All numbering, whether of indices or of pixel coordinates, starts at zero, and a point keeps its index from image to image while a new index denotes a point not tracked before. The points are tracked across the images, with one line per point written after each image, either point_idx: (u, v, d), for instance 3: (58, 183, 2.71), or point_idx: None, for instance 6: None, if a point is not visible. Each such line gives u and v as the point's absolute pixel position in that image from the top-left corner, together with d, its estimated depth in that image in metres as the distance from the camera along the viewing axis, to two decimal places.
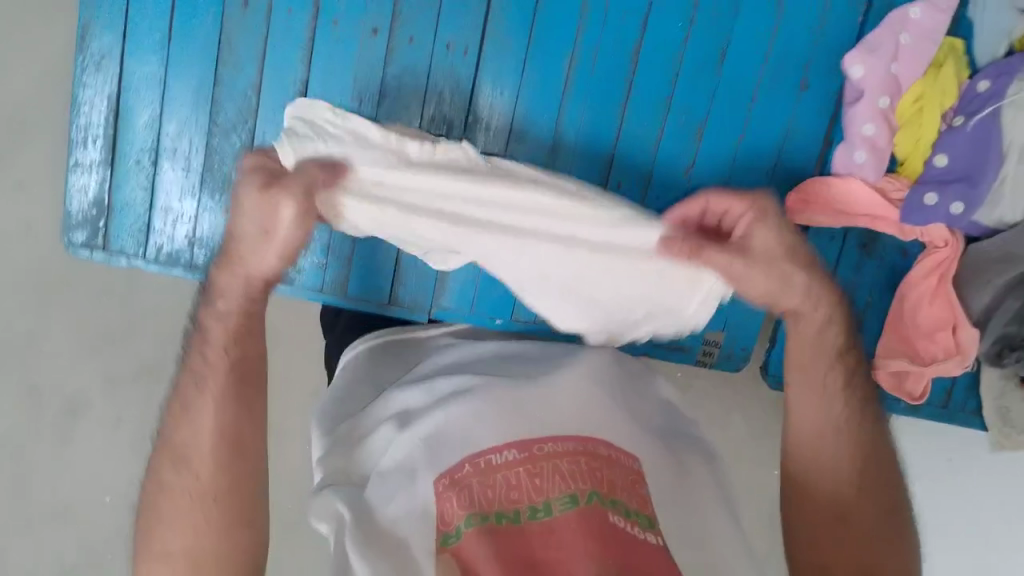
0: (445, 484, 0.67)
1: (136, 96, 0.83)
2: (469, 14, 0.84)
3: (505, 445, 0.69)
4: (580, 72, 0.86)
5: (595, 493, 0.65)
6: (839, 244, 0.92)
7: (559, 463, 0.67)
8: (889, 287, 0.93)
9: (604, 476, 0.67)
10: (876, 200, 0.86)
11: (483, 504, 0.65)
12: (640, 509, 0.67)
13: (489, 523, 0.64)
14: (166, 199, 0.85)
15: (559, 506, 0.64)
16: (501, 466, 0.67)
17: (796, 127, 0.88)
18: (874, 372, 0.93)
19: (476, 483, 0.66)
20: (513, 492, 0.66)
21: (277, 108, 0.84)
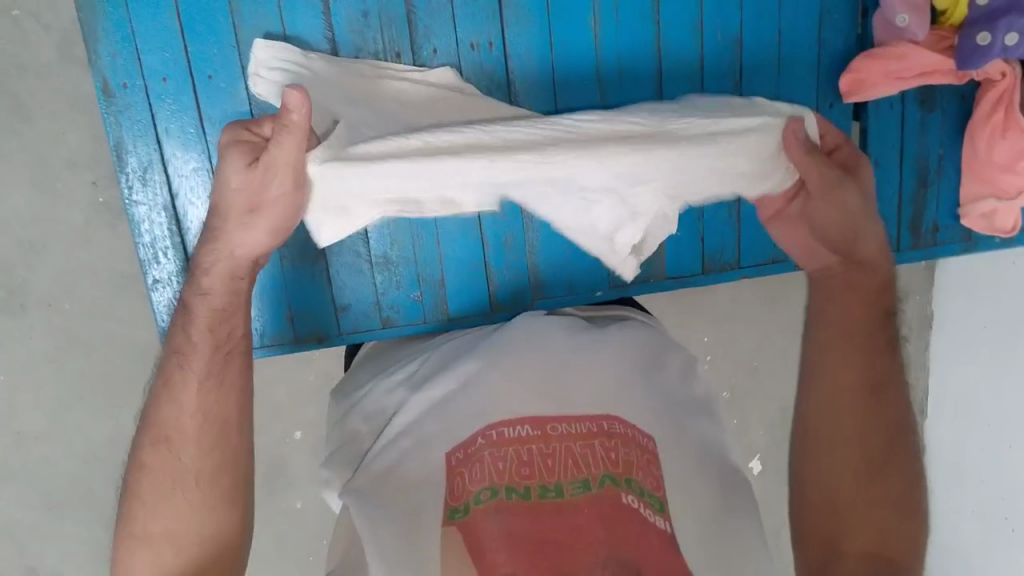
0: (459, 460, 0.74)
1: (192, 195, 0.82)
2: (482, 4, 0.82)
3: (522, 422, 0.76)
4: (606, 24, 0.85)
5: (607, 475, 0.70)
6: (900, 109, 0.92)
7: (572, 448, 0.73)
8: (956, 134, 0.94)
9: (620, 457, 0.72)
10: (932, 57, 0.85)
11: (495, 477, 0.71)
12: (653, 491, 0.71)
13: (499, 496, 0.69)
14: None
15: (572, 489, 0.69)
16: (515, 440, 0.74)
17: (829, 9, 0.88)
18: (965, 221, 0.95)
19: (488, 455, 0.73)
20: (525, 467, 0.71)
21: None
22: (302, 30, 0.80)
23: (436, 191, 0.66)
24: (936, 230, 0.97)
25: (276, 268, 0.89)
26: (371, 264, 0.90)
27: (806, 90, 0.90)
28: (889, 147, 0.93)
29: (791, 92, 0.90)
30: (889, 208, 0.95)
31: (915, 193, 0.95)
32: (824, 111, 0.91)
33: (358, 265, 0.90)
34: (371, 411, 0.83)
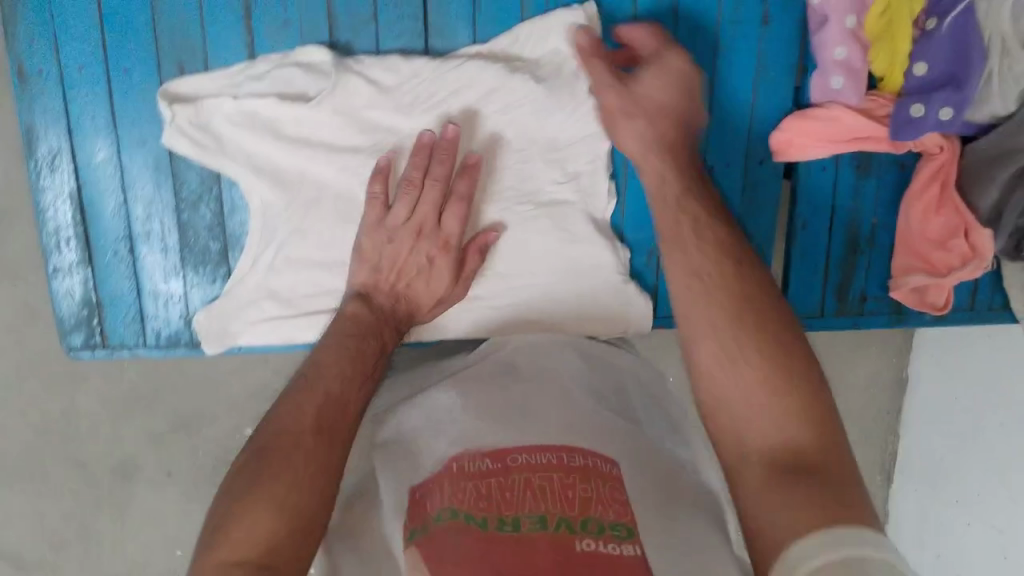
0: (420, 496, 0.71)
1: (98, 188, 0.82)
2: (404, 21, 0.82)
3: (482, 456, 0.73)
4: (535, 8, 0.83)
5: (564, 518, 0.66)
6: (833, 172, 0.89)
7: (531, 479, 0.70)
8: (891, 203, 0.92)
9: (576, 496, 0.68)
10: (865, 121, 0.83)
11: (458, 502, 0.68)
12: (616, 521, 0.67)
13: (458, 519, 0.67)
14: (137, 303, 0.85)
15: (529, 524, 0.66)
16: (476, 473, 0.72)
17: (766, 63, 0.86)
18: (895, 292, 0.92)
19: (450, 483, 0.71)
20: (483, 498, 0.69)
21: (192, 163, 0.82)
22: (222, 34, 0.80)
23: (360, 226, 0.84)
24: (864, 299, 0.94)
25: (153, 297, 0.85)
26: (225, 250, 0.84)
27: (738, 146, 0.88)
28: (820, 208, 0.90)
29: (721, 146, 0.88)
30: (813, 274, 0.92)
31: (845, 260, 0.92)
32: (753, 167, 0.89)
33: (213, 252, 0.84)
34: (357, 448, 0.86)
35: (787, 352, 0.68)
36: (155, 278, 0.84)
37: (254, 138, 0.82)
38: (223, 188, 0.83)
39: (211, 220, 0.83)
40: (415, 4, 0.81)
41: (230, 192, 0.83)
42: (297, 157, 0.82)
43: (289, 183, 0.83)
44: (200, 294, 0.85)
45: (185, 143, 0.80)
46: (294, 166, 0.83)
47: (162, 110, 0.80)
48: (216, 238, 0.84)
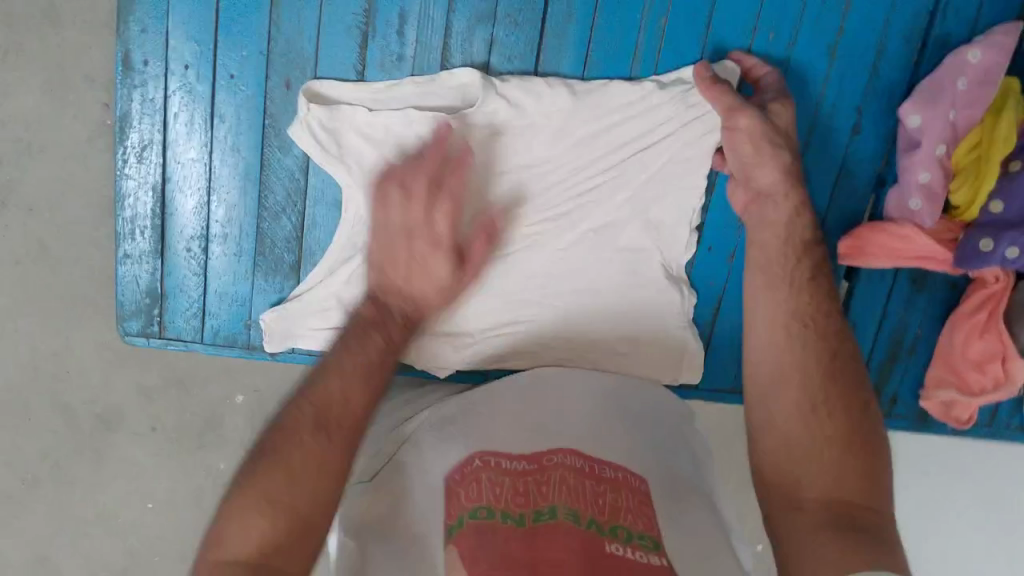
0: (456, 478, 0.73)
1: (182, 184, 0.82)
2: (523, 45, 0.82)
3: (517, 457, 0.75)
4: (644, 71, 0.84)
5: (593, 519, 0.68)
6: (890, 283, 0.93)
7: (567, 477, 0.72)
8: (937, 319, 0.95)
9: (609, 502, 0.71)
10: (933, 245, 0.87)
11: (493, 499, 0.70)
12: (644, 532, 0.69)
13: (494, 517, 0.68)
14: (200, 300, 0.85)
15: (563, 513, 0.68)
16: (512, 472, 0.74)
17: (849, 170, 0.89)
18: (925, 402, 0.96)
19: (487, 477, 0.73)
20: (519, 497, 0.70)
21: (281, 175, 0.82)
22: (336, 51, 0.80)
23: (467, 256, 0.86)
24: (894, 402, 0.98)
25: (218, 297, 0.85)
26: (296, 263, 0.85)
27: None
28: (870, 313, 0.94)
29: None
30: None
31: (884, 364, 0.96)
32: None
33: (284, 262, 0.85)
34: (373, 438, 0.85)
35: (850, 409, 0.71)
36: (223, 278, 0.85)
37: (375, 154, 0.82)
38: (309, 205, 0.84)
39: (289, 232, 0.84)
40: (532, 30, 0.82)
41: (313, 208, 0.84)
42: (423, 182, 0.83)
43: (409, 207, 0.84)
44: (265, 302, 0.86)
45: (312, 144, 0.79)
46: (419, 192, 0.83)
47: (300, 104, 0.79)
48: (291, 251, 0.85)
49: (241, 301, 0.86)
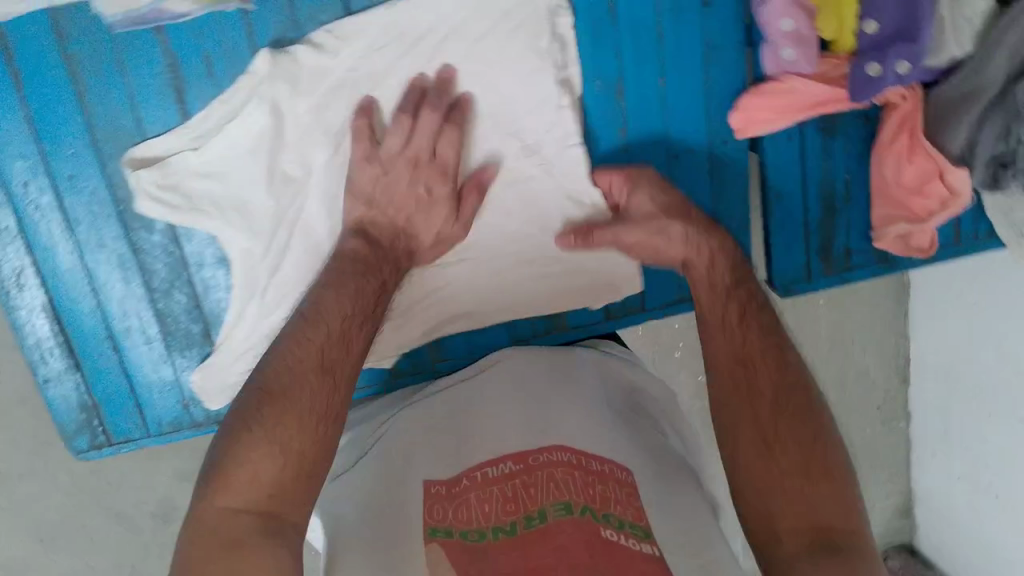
0: (441, 492, 0.72)
1: (69, 295, 0.82)
2: None
3: (504, 459, 0.74)
4: None
5: (588, 508, 0.68)
6: (799, 139, 0.88)
7: (554, 474, 0.71)
8: (862, 157, 0.90)
9: (599, 491, 0.70)
10: (822, 89, 0.82)
11: (482, 519, 0.68)
12: (635, 521, 0.68)
13: (488, 538, 0.67)
14: (133, 397, 0.86)
15: (554, 513, 0.67)
16: (498, 477, 0.73)
17: (714, 44, 0.84)
18: (879, 242, 0.92)
19: (475, 496, 0.71)
20: (510, 504, 0.69)
21: (156, 254, 0.81)
22: (156, 110, 0.78)
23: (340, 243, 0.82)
24: (848, 254, 0.94)
25: (148, 388, 0.85)
26: (205, 333, 0.84)
27: (697, 133, 0.87)
28: (790, 176, 0.89)
29: (682, 136, 0.87)
30: (795, 241, 0.92)
31: (823, 220, 0.92)
32: (717, 149, 0.88)
33: (193, 336, 0.84)
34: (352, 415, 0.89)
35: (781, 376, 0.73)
36: (145, 370, 0.85)
37: (224, 184, 0.80)
38: (195, 272, 0.82)
39: (186, 306, 0.83)
40: None
41: (200, 275, 0.82)
42: (279, 186, 0.80)
43: (274, 217, 0.81)
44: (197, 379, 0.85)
45: (157, 207, 0.78)
46: (281, 193, 0.80)
47: (129, 177, 0.78)
48: (195, 322, 0.84)
49: (170, 383, 0.85)
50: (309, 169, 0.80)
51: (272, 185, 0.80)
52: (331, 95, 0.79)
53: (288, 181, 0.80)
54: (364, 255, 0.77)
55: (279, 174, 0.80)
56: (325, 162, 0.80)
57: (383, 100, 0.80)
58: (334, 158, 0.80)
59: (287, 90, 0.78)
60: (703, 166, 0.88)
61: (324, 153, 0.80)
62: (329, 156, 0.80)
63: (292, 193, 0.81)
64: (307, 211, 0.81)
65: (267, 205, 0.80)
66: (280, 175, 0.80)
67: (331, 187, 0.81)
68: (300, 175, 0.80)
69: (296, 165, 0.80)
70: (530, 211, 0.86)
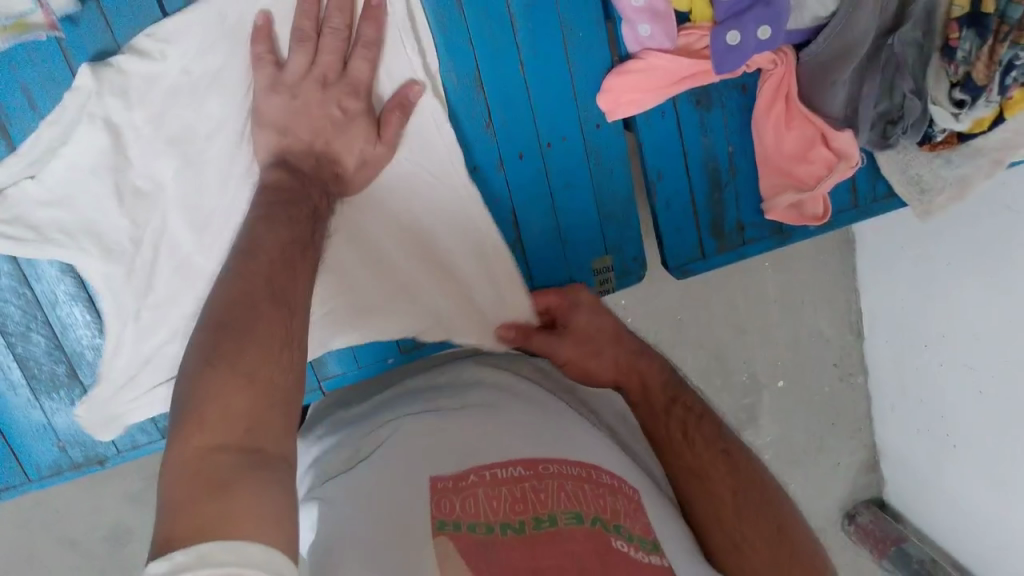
0: (445, 487, 0.61)
1: None
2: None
3: (513, 461, 0.64)
4: None
5: (598, 517, 0.59)
6: (674, 114, 0.85)
7: (564, 484, 0.62)
8: (742, 127, 0.87)
9: (606, 501, 0.61)
10: (684, 63, 0.78)
11: (489, 513, 0.59)
12: (643, 534, 0.61)
13: (494, 534, 0.57)
14: (6, 446, 0.83)
15: (566, 519, 0.58)
16: (508, 478, 0.62)
17: (570, 25, 0.79)
18: (770, 215, 0.88)
19: (482, 491, 0.61)
20: (516, 502, 0.60)
21: (6, 297, 0.78)
22: None
23: (207, 250, 0.79)
24: (742, 229, 0.90)
25: (19, 435, 0.82)
26: (70, 371, 0.81)
27: (568, 116, 0.83)
28: (670, 154, 0.86)
29: (551, 121, 0.83)
30: (683, 220, 0.89)
31: (711, 196, 0.88)
32: (590, 132, 0.84)
33: (58, 376, 0.81)
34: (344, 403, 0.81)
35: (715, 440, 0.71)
36: (14, 417, 0.82)
37: (73, 210, 0.76)
38: (50, 311, 0.79)
39: (47, 346, 0.80)
40: None
41: (55, 313, 0.79)
42: (132, 201, 0.77)
43: (132, 233, 0.78)
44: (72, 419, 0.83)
45: (5, 243, 0.75)
46: (134, 207, 0.77)
47: None
48: (59, 362, 0.81)
49: (43, 427, 0.83)
50: (159, 181, 0.77)
51: (123, 202, 0.77)
52: (169, 102, 0.75)
53: (143, 195, 0.77)
54: (285, 182, 0.71)
55: (127, 190, 0.77)
56: (176, 169, 0.77)
57: (224, 98, 0.76)
58: (185, 163, 0.77)
59: (119, 105, 0.73)
60: (578, 149, 0.84)
61: (174, 163, 0.76)
62: (179, 162, 0.77)
63: (150, 207, 0.77)
64: (167, 221, 0.78)
65: (121, 222, 0.77)
66: (130, 191, 0.77)
67: (188, 192, 0.77)
68: (152, 190, 0.77)
69: (145, 178, 0.77)
70: (408, 211, 0.83)
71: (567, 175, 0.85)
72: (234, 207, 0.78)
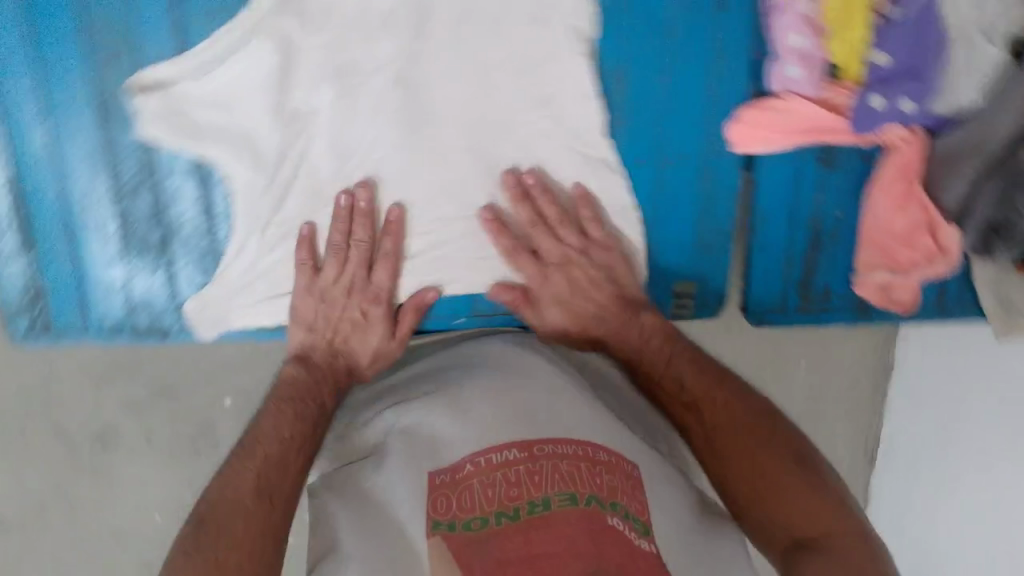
0: (443, 482, 0.71)
1: (38, 179, 0.81)
2: None
3: (504, 447, 0.72)
4: None
5: (592, 496, 0.68)
6: (795, 162, 0.86)
7: (557, 466, 0.70)
8: (856, 196, 0.88)
9: (602, 480, 0.70)
10: (823, 114, 0.80)
11: (485, 504, 0.68)
12: (637, 514, 0.70)
13: (490, 524, 0.67)
14: (80, 291, 0.84)
15: (559, 500, 0.67)
16: (500, 465, 0.71)
17: (725, 52, 0.81)
18: (858, 288, 0.89)
19: (476, 483, 0.70)
20: (511, 488, 0.69)
21: (129, 155, 0.80)
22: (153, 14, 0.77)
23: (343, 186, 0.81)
24: (828, 295, 0.91)
25: (96, 283, 0.84)
26: (164, 241, 0.83)
27: (696, 139, 0.84)
28: (782, 202, 0.88)
29: (679, 139, 0.84)
30: (775, 267, 0.90)
31: (808, 254, 0.90)
32: (712, 162, 0.85)
33: (151, 241, 0.83)
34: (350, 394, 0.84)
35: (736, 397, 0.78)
36: (98, 265, 0.83)
37: (225, 114, 0.79)
38: (160, 179, 0.81)
39: (152, 211, 0.82)
40: None
41: (168, 183, 0.81)
42: (285, 121, 0.79)
43: (274, 150, 0.80)
44: (154, 288, 0.84)
45: (162, 130, 0.79)
46: (286, 127, 0.80)
47: (135, 102, 0.78)
48: (156, 228, 0.83)
49: (121, 283, 0.84)
50: (315, 110, 0.79)
51: (280, 119, 0.79)
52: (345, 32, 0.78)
53: (296, 118, 0.80)
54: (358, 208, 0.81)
55: (280, 104, 0.79)
56: (333, 101, 0.79)
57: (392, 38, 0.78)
58: (341, 96, 0.79)
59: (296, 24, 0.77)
60: (694, 172, 0.85)
61: (331, 93, 0.79)
62: (339, 92, 0.79)
63: (301, 130, 0.80)
64: (312, 146, 0.80)
65: (269, 137, 0.80)
66: (287, 110, 0.79)
67: (340, 123, 0.80)
68: (308, 114, 0.80)
69: (302, 102, 0.79)
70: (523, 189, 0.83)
71: (679, 195, 0.86)
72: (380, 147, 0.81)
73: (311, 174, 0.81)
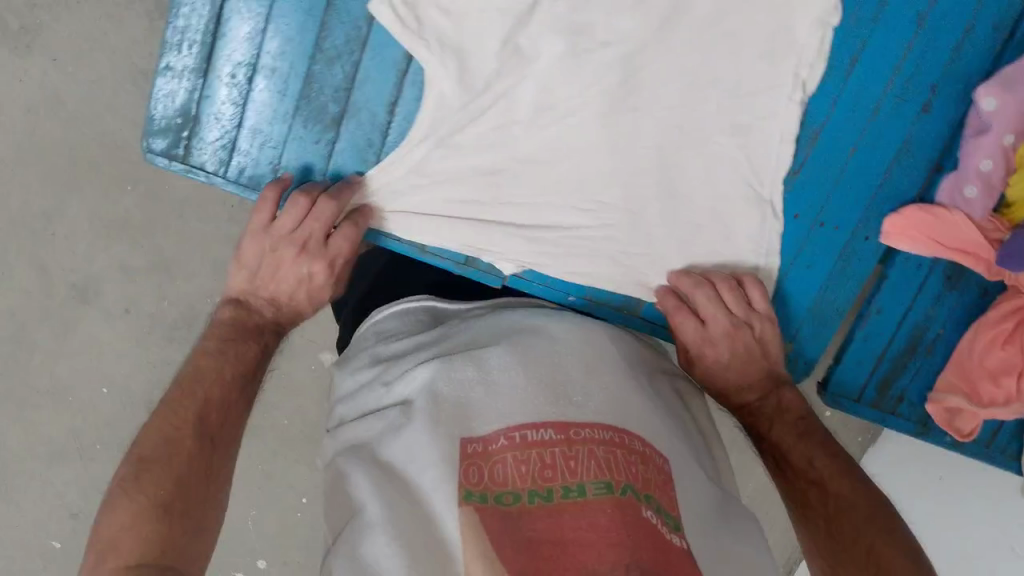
0: (476, 453, 0.59)
1: (246, 9, 0.80)
2: None
3: (542, 423, 0.60)
4: None
5: (630, 486, 0.57)
6: (925, 273, 0.92)
7: (595, 449, 0.59)
8: (963, 322, 0.93)
9: (639, 469, 0.59)
10: (977, 237, 0.83)
11: (517, 479, 0.57)
12: (670, 510, 0.59)
13: (521, 501, 0.57)
14: (230, 131, 0.81)
15: (595, 487, 0.56)
16: (537, 442, 0.59)
17: (910, 148, 0.86)
18: (929, 404, 0.93)
19: (511, 457, 0.58)
20: (547, 468, 0.58)
21: (343, 23, 0.80)
22: None
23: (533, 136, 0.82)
24: (899, 401, 0.95)
25: (250, 131, 0.81)
26: (337, 117, 0.82)
27: (851, 215, 0.87)
28: (898, 301, 0.93)
29: (837, 208, 0.87)
30: (866, 357, 0.94)
31: (899, 357, 0.94)
32: (855, 240, 0.88)
33: (325, 112, 0.81)
34: (386, 333, 0.75)
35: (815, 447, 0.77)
36: (261, 115, 0.81)
37: (455, 24, 0.80)
38: (361, 56, 0.81)
39: (340, 83, 0.81)
40: None
41: (367, 63, 0.81)
42: (506, 53, 0.81)
43: (482, 75, 0.81)
44: (303, 156, 0.82)
45: (389, 17, 0.79)
46: (505, 58, 0.81)
47: None
48: (336, 101, 0.81)
49: (276, 141, 0.82)
50: (541, 56, 0.81)
51: (504, 52, 0.80)
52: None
53: (518, 54, 0.81)
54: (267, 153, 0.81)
55: (511, 38, 0.80)
56: (557, 56, 0.81)
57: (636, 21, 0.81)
58: (567, 53, 0.81)
59: None
60: (838, 245, 0.88)
61: (559, 47, 0.81)
62: (566, 50, 0.81)
63: (517, 68, 0.81)
64: (517, 88, 0.81)
65: (486, 64, 0.81)
66: (513, 46, 0.81)
67: (551, 76, 0.81)
68: (530, 56, 0.81)
69: (529, 43, 0.81)
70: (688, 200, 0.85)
71: (819, 258, 0.88)
72: (579, 114, 0.82)
73: (506, 112, 0.82)
